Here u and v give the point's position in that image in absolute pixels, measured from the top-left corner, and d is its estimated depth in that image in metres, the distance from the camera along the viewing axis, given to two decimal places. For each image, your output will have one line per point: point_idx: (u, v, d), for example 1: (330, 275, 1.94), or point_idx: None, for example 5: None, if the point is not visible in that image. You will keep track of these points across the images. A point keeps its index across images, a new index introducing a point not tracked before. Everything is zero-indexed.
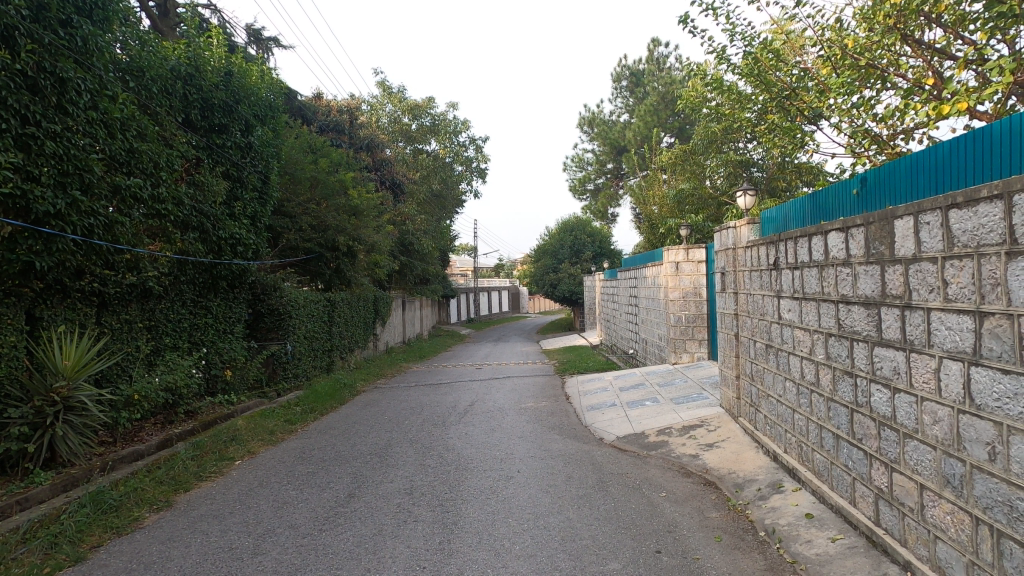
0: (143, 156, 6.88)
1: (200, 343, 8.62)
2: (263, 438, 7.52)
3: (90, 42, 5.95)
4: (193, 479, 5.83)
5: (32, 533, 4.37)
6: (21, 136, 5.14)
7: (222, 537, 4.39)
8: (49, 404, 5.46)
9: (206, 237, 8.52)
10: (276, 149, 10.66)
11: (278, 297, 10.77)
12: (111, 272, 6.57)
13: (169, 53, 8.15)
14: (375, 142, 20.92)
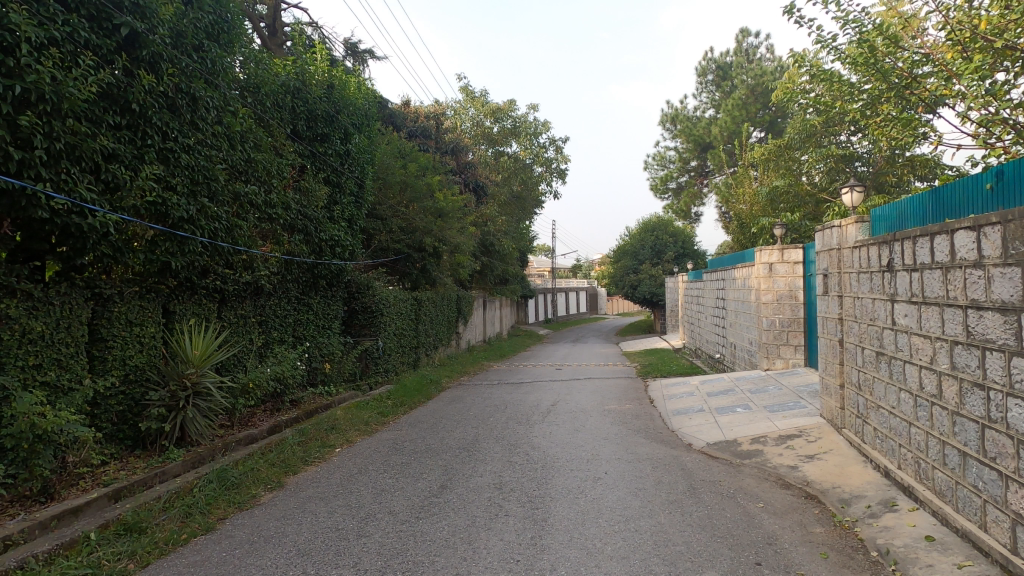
0: (258, 165, 7.52)
1: (303, 337, 9.29)
2: (359, 428, 7.98)
3: (217, 64, 6.59)
4: (300, 463, 6.30)
5: (170, 503, 4.92)
6: (162, 150, 5.78)
7: (329, 518, 4.73)
8: (181, 388, 6.11)
9: (309, 239, 9.15)
10: (370, 156, 11.27)
11: (370, 295, 11.35)
12: (230, 271, 7.24)
13: (280, 70, 8.85)
14: (460, 146, 21.52)
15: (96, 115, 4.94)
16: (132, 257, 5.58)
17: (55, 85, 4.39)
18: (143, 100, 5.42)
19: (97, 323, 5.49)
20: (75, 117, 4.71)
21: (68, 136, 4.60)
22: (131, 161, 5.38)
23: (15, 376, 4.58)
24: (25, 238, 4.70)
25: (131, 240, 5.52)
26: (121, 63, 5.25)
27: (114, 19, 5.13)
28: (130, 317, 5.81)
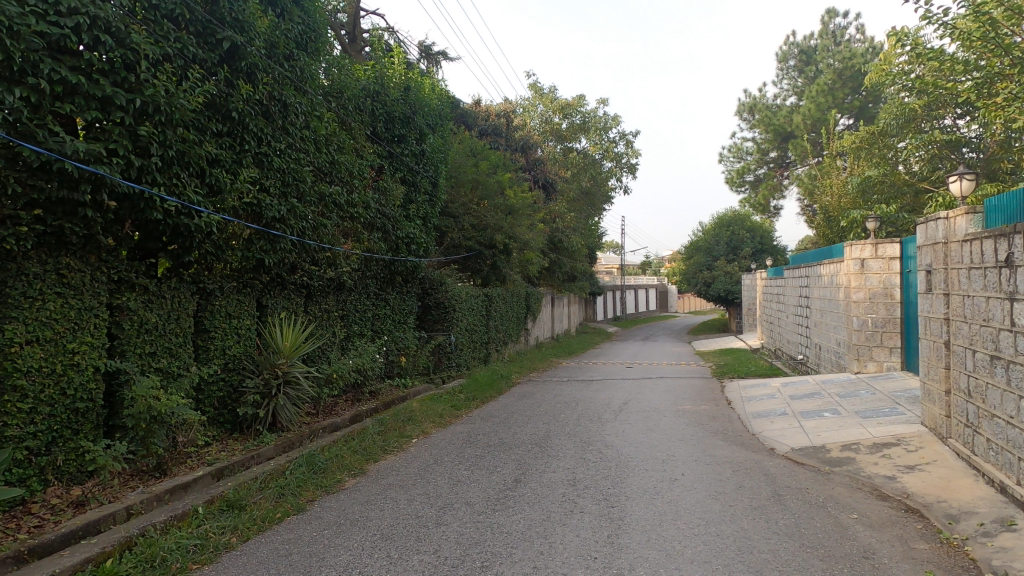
0: (341, 166, 7.89)
1: (381, 331, 9.67)
2: (434, 420, 8.21)
3: (305, 72, 6.98)
4: (380, 452, 6.57)
5: (266, 483, 5.28)
6: (258, 154, 6.19)
7: (409, 505, 4.90)
8: (273, 377, 6.54)
9: (387, 237, 9.49)
10: (444, 155, 11.55)
11: (443, 292, 11.62)
12: (316, 268, 7.66)
13: (360, 75, 9.23)
14: (529, 144, 21.63)
15: (202, 123, 5.36)
16: (232, 255, 6.03)
17: (168, 97, 4.80)
18: (241, 108, 5.82)
19: (201, 315, 6.00)
20: (184, 126, 5.13)
21: (178, 144, 5.03)
22: (231, 165, 5.80)
23: (135, 363, 5.11)
24: (142, 238, 5.18)
25: (230, 239, 5.95)
26: (223, 75, 5.66)
27: (217, 34, 5.54)
28: (229, 310, 6.31)
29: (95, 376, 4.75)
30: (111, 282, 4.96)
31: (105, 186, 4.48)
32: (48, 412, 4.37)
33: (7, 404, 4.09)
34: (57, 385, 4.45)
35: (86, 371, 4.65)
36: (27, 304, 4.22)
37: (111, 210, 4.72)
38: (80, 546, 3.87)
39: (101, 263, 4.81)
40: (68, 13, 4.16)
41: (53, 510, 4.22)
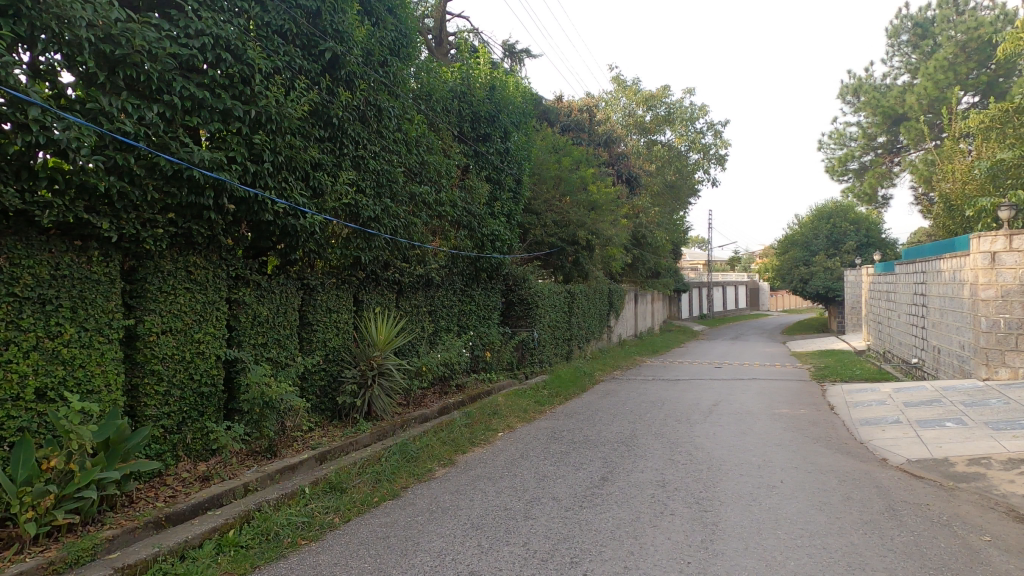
0: (430, 167, 8.16)
1: (466, 326, 9.91)
2: (519, 415, 8.30)
3: (397, 77, 7.28)
4: (468, 444, 6.74)
5: (364, 468, 5.57)
6: (356, 157, 6.53)
7: (497, 497, 5.00)
8: (368, 368, 6.89)
9: (473, 234, 9.70)
10: (528, 153, 11.63)
11: (527, 288, 11.71)
12: (407, 265, 7.99)
13: (448, 77, 9.49)
14: (612, 139, 21.31)
15: (307, 130, 5.74)
16: (332, 253, 6.42)
17: (278, 107, 5.18)
18: (341, 114, 6.17)
19: (306, 310, 6.45)
20: (291, 133, 5.52)
21: (287, 150, 5.41)
22: (332, 168, 6.17)
23: (250, 352, 5.59)
24: (256, 238, 5.64)
25: (331, 238, 6.33)
26: (325, 84, 6.03)
27: (320, 46, 5.91)
28: (329, 304, 6.74)
29: (216, 363, 5.24)
30: (229, 278, 5.46)
31: (225, 191, 4.91)
32: (179, 395, 4.89)
33: (146, 385, 4.64)
34: (187, 371, 4.96)
35: (210, 359, 5.16)
36: (162, 298, 4.76)
37: (230, 212, 5.18)
38: (207, 516, 4.30)
39: (221, 261, 5.30)
40: (196, 35, 4.60)
41: (183, 483, 4.71)
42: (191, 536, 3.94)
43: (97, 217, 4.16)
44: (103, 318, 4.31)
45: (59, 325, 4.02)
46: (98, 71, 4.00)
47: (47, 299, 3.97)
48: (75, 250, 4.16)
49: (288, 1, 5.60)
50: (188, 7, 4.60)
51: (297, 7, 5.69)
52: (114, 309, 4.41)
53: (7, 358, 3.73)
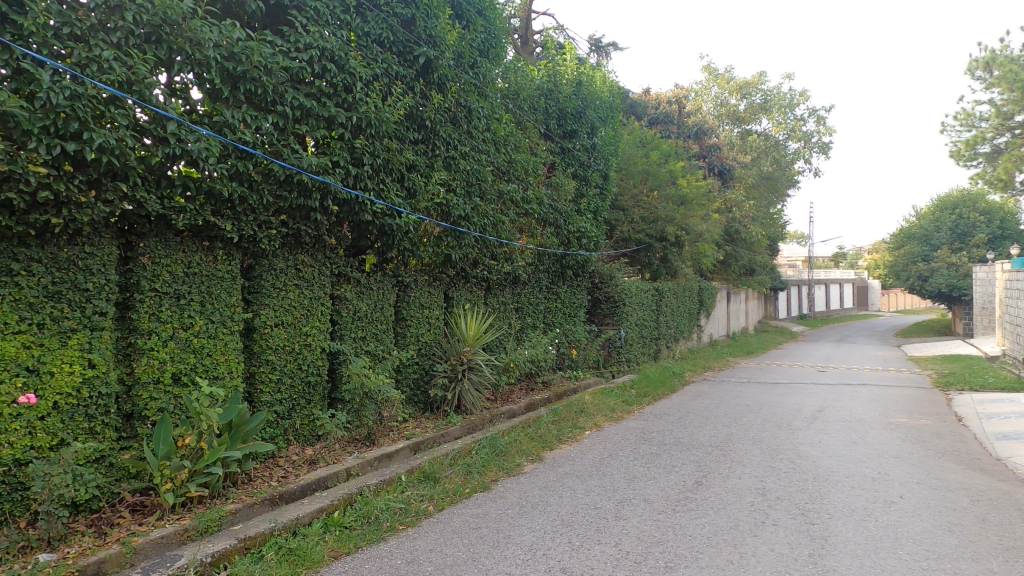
0: (518, 165, 8.24)
1: (552, 324, 9.91)
2: (606, 414, 8.19)
3: (486, 77, 7.42)
4: (556, 441, 6.74)
5: (456, 460, 5.73)
6: (447, 157, 6.72)
7: (586, 495, 4.95)
8: (459, 363, 7.07)
9: (559, 231, 9.68)
10: (615, 148, 11.44)
11: (613, 285, 11.53)
12: (495, 262, 8.12)
13: (535, 76, 9.55)
14: (703, 130, 20.48)
15: (403, 133, 5.99)
16: (425, 251, 6.65)
17: (377, 112, 5.44)
18: (433, 117, 6.38)
19: (400, 305, 6.75)
20: (388, 136, 5.77)
21: (384, 153, 5.67)
22: (426, 170, 6.39)
23: (350, 344, 5.93)
24: (356, 237, 5.97)
25: (423, 236, 6.57)
26: (419, 88, 6.25)
27: (415, 51, 6.13)
28: (421, 300, 7.00)
29: (322, 355, 5.61)
30: (333, 275, 5.83)
31: (330, 194, 5.24)
32: (289, 383, 5.29)
33: (262, 374, 5.05)
34: (296, 361, 5.35)
35: (316, 351, 5.53)
36: (275, 293, 5.17)
37: (334, 213, 5.51)
38: (315, 497, 4.62)
39: (326, 259, 5.66)
40: (304, 49, 4.94)
41: (293, 465, 5.09)
42: (302, 515, 4.24)
43: (221, 220, 4.58)
44: (226, 312, 4.75)
45: (190, 317, 4.49)
46: (222, 86, 4.39)
47: (180, 294, 4.44)
48: (203, 249, 4.61)
49: (386, 10, 5.87)
50: (297, 22, 4.94)
51: (393, 16, 5.95)
52: (235, 304, 4.85)
53: (150, 346, 4.22)
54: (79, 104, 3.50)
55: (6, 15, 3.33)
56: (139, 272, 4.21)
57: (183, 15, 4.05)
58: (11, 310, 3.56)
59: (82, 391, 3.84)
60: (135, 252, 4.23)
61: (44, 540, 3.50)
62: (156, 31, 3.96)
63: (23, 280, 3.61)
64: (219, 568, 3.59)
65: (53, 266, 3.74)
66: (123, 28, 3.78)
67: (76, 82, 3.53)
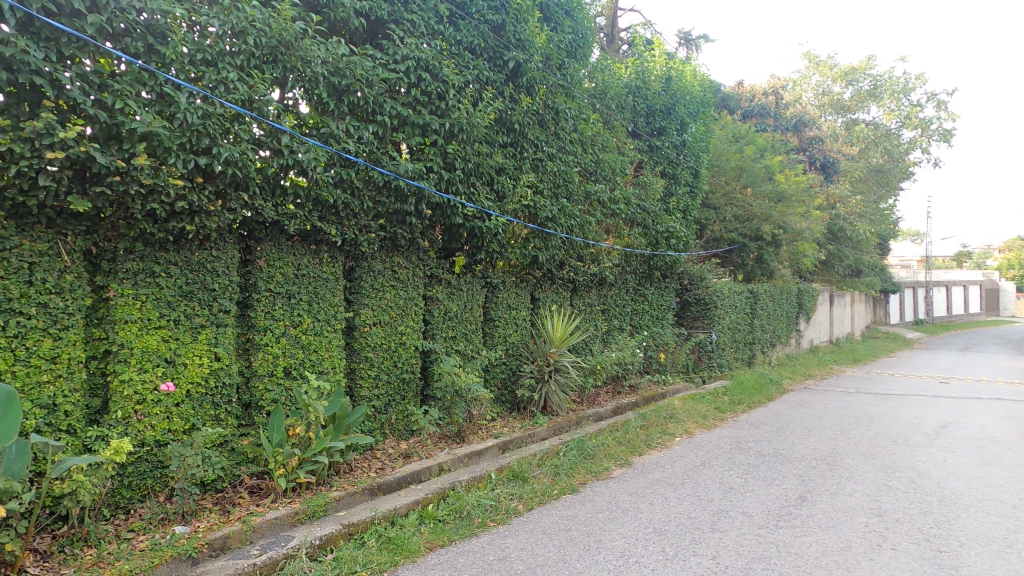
0: (605, 165, 8.14)
1: (640, 326, 9.70)
2: (697, 420, 7.88)
3: (574, 78, 7.39)
4: (645, 446, 6.58)
5: (544, 460, 5.74)
6: (535, 159, 6.77)
7: (679, 504, 4.79)
8: (545, 364, 7.09)
9: (647, 231, 9.44)
10: (706, 144, 11.00)
11: (704, 287, 11.09)
12: (581, 263, 8.08)
13: (622, 73, 9.40)
14: (802, 122, 19.18)
15: (492, 137, 6.11)
16: (513, 252, 6.74)
17: (468, 117, 5.58)
18: (522, 120, 6.45)
19: (489, 306, 6.89)
20: (479, 140, 5.91)
21: (475, 157, 5.81)
22: (514, 172, 6.47)
23: (442, 343, 6.13)
24: (447, 240, 6.16)
25: (512, 238, 6.66)
26: (509, 92, 6.35)
27: (505, 56, 6.23)
28: (509, 301, 7.10)
29: (415, 353, 5.85)
30: (425, 277, 6.06)
31: (424, 198, 5.44)
32: (386, 379, 5.55)
33: (361, 369, 5.34)
34: (392, 358, 5.61)
35: (410, 349, 5.77)
36: (373, 293, 5.45)
37: (427, 217, 5.72)
38: (411, 489, 4.81)
39: (419, 261, 5.89)
40: (402, 61, 5.16)
41: (390, 457, 5.33)
42: (399, 505, 4.43)
43: (327, 225, 4.90)
44: (330, 311, 5.07)
45: (300, 315, 4.83)
46: (328, 99, 4.70)
47: (291, 294, 4.79)
48: (311, 252, 4.96)
49: (477, 17, 6.02)
50: (396, 36, 5.18)
51: (484, 22, 6.08)
52: (338, 303, 5.16)
53: (265, 341, 4.60)
54: (209, 122, 3.89)
55: (152, 47, 3.75)
56: (256, 274, 4.60)
57: (296, 36, 4.38)
58: (153, 307, 4.01)
59: (209, 381, 4.25)
60: (253, 255, 4.62)
61: (179, 514, 3.91)
62: (273, 52, 4.31)
63: (163, 281, 4.06)
64: (326, 551, 3.83)
65: (186, 269, 4.18)
66: (245, 51, 4.14)
67: (207, 103, 3.92)
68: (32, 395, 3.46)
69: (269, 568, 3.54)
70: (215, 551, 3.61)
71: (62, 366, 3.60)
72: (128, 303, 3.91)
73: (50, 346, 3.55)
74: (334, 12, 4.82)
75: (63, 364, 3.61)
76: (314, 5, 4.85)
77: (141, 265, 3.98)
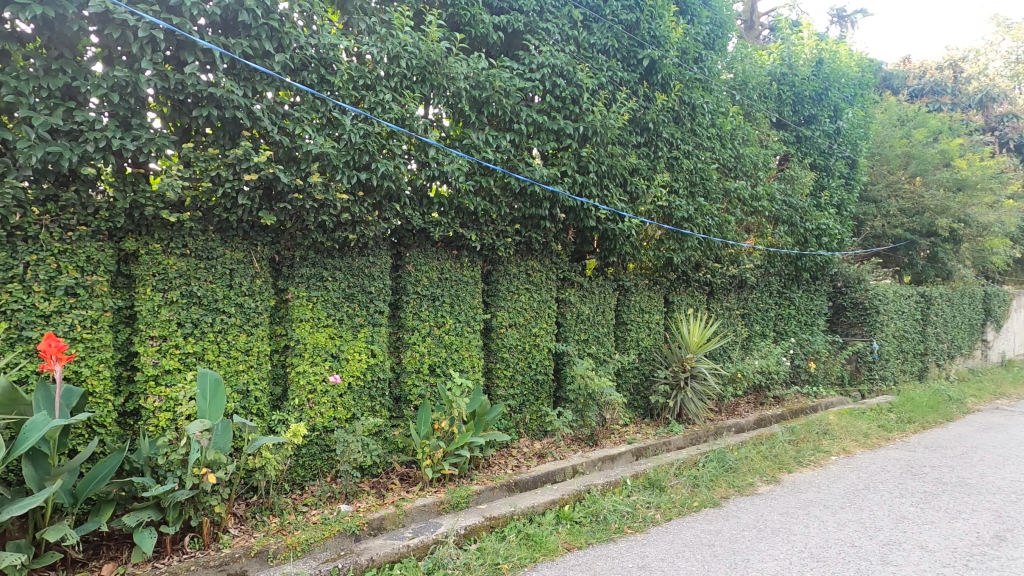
0: (747, 160, 7.64)
1: (784, 333, 8.97)
2: (857, 438, 7.06)
3: (712, 70, 7.05)
4: (794, 463, 6.04)
5: (681, 471, 5.50)
6: (670, 158, 6.55)
7: (840, 530, 4.33)
8: (680, 370, 6.80)
9: (794, 230, 8.68)
10: (865, 130, 9.88)
11: (862, 290, 9.93)
12: (719, 265, 7.66)
13: (765, 61, 8.80)
14: (988, 97, 16.46)
15: (626, 138, 6.03)
16: (645, 254, 6.59)
17: (602, 120, 5.55)
18: (657, 118, 6.28)
19: (621, 309, 6.81)
20: (612, 142, 5.86)
21: (608, 159, 5.76)
22: (648, 172, 6.31)
23: (574, 346, 6.16)
24: (579, 243, 6.19)
25: (645, 240, 6.51)
26: (643, 91, 6.23)
27: (639, 54, 6.12)
28: (642, 304, 6.95)
29: (548, 355, 5.94)
30: (558, 279, 6.14)
31: (558, 203, 5.52)
32: (521, 380, 5.71)
33: (498, 369, 5.55)
34: (527, 359, 5.75)
35: (543, 350, 5.88)
36: (509, 296, 5.64)
37: (561, 220, 5.79)
38: (547, 489, 4.89)
39: (552, 265, 6.00)
40: (537, 69, 5.29)
41: (525, 456, 5.46)
42: (536, 504, 4.54)
43: (467, 231, 5.17)
44: (470, 313, 5.34)
45: (443, 316, 5.15)
46: (470, 112, 4.96)
47: (436, 296, 5.12)
48: (453, 257, 5.27)
49: (611, 18, 5.99)
50: (532, 45, 5.34)
51: (618, 22, 6.03)
52: (477, 305, 5.41)
53: (413, 340, 4.96)
54: (368, 141, 4.30)
55: (323, 77, 4.23)
56: (406, 278, 4.99)
57: (442, 55, 4.69)
58: (322, 308, 4.52)
59: (367, 375, 4.69)
60: (403, 260, 5.02)
61: (343, 493, 4.35)
62: (422, 72, 4.66)
63: (330, 285, 4.56)
64: (470, 541, 4.03)
65: (348, 273, 4.66)
66: (399, 73, 4.52)
67: (367, 123, 4.33)
68: (232, 381, 4.07)
69: (421, 551, 3.80)
70: (374, 531, 3.96)
71: (253, 358, 4.20)
72: (303, 304, 4.44)
73: (244, 340, 4.16)
74: (475, 29, 5.09)
75: (254, 356, 4.21)
76: (457, 24, 5.16)
77: (312, 270, 4.51)
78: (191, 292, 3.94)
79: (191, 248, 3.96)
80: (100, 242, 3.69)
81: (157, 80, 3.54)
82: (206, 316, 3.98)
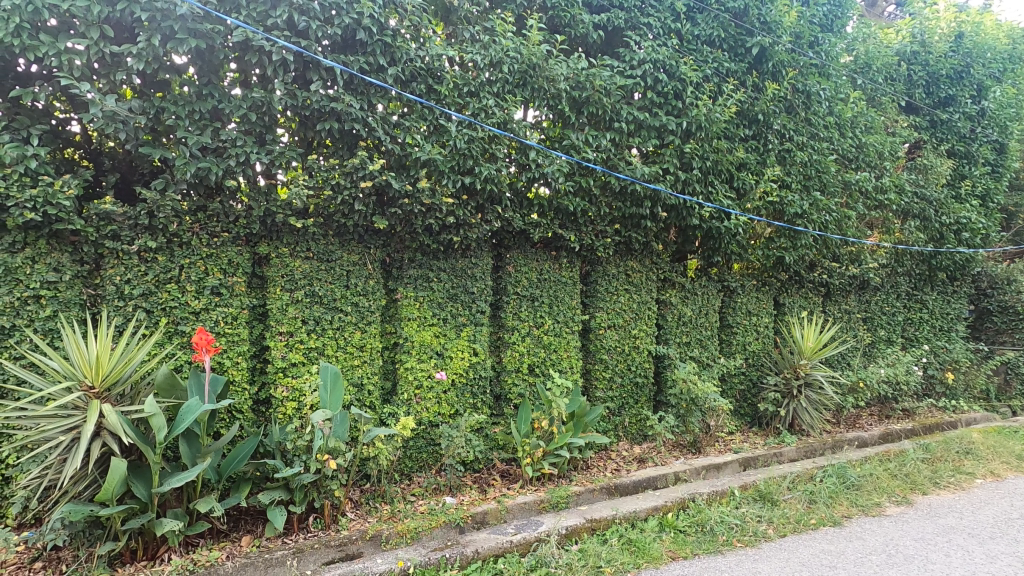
0: (870, 149, 6.99)
1: (915, 339, 8.11)
2: (1009, 461, 6.20)
3: (830, 53, 6.52)
4: (929, 484, 5.42)
5: (794, 484, 5.14)
6: (781, 151, 6.14)
7: (990, 563, 3.82)
8: (793, 377, 6.32)
9: (928, 225, 7.81)
10: (1017, 109, 8.70)
11: (1013, 291, 8.76)
12: (837, 265, 7.08)
13: (892, 39, 8.03)
14: None
15: (732, 132, 5.75)
16: (753, 254, 6.24)
17: (708, 113, 5.31)
18: (767, 108, 5.92)
19: (725, 311, 6.52)
20: (718, 136, 5.61)
21: (713, 154, 5.52)
22: (757, 166, 5.97)
23: (675, 348, 5.97)
24: (681, 243, 5.99)
25: (752, 238, 6.20)
26: (752, 81, 5.91)
27: (748, 42, 5.81)
28: (749, 306, 6.61)
29: (648, 357, 5.80)
30: (659, 280, 5.99)
31: (659, 201, 5.36)
32: (621, 382, 5.63)
33: (597, 371, 5.50)
34: (626, 362, 5.65)
35: (643, 353, 5.75)
36: (608, 297, 5.58)
37: (662, 219, 5.63)
38: (648, 494, 4.77)
39: (653, 265, 5.85)
40: (638, 65, 5.18)
41: (624, 460, 5.36)
42: (638, 509, 4.44)
43: (567, 232, 5.18)
44: (568, 313, 5.35)
45: (542, 316, 5.20)
46: (570, 113, 4.97)
47: (535, 297, 5.17)
48: (552, 258, 5.32)
49: (716, 7, 5.74)
50: (633, 41, 5.24)
51: (725, 11, 5.77)
52: (575, 306, 5.41)
53: (513, 340, 5.05)
54: (473, 146, 4.43)
55: (431, 87, 4.44)
56: (506, 278, 5.11)
57: (543, 57, 4.73)
58: (428, 307, 4.73)
59: (469, 373, 4.84)
60: (504, 261, 5.14)
61: (448, 486, 4.51)
62: (523, 76, 4.75)
63: (435, 285, 4.77)
64: (572, 541, 4.02)
65: (452, 274, 4.85)
66: (501, 78, 4.63)
67: (471, 128, 4.47)
68: (348, 375, 4.37)
69: (524, 548, 3.85)
70: (478, 524, 4.07)
71: (367, 354, 4.48)
72: (411, 304, 4.67)
73: (359, 337, 4.45)
74: (575, 29, 5.10)
75: (367, 352, 4.49)
76: (557, 25, 5.20)
77: (420, 272, 4.75)
78: (314, 291, 4.29)
79: (314, 251, 4.32)
80: (239, 246, 4.11)
81: (287, 98, 3.89)
82: (326, 314, 4.31)
